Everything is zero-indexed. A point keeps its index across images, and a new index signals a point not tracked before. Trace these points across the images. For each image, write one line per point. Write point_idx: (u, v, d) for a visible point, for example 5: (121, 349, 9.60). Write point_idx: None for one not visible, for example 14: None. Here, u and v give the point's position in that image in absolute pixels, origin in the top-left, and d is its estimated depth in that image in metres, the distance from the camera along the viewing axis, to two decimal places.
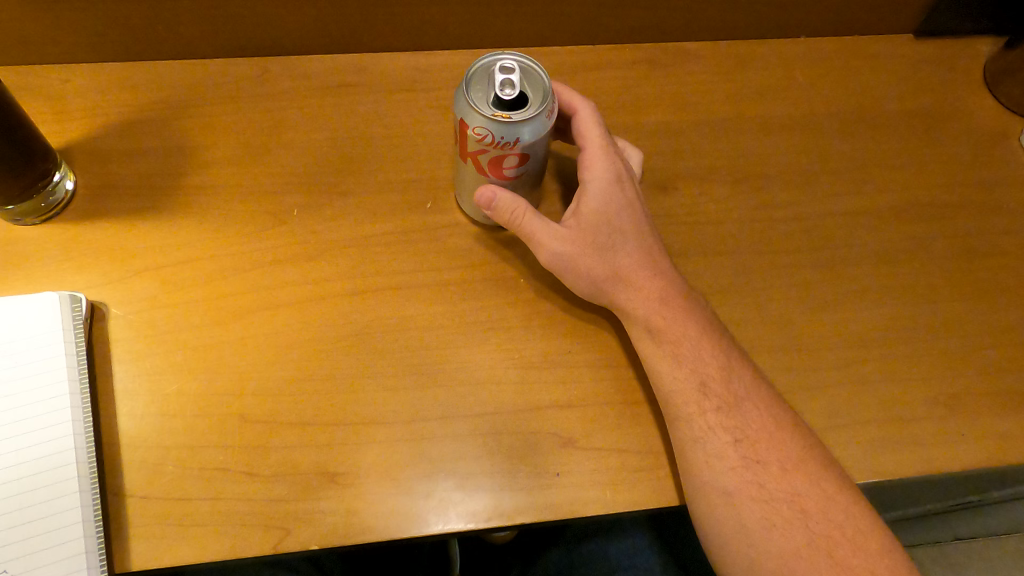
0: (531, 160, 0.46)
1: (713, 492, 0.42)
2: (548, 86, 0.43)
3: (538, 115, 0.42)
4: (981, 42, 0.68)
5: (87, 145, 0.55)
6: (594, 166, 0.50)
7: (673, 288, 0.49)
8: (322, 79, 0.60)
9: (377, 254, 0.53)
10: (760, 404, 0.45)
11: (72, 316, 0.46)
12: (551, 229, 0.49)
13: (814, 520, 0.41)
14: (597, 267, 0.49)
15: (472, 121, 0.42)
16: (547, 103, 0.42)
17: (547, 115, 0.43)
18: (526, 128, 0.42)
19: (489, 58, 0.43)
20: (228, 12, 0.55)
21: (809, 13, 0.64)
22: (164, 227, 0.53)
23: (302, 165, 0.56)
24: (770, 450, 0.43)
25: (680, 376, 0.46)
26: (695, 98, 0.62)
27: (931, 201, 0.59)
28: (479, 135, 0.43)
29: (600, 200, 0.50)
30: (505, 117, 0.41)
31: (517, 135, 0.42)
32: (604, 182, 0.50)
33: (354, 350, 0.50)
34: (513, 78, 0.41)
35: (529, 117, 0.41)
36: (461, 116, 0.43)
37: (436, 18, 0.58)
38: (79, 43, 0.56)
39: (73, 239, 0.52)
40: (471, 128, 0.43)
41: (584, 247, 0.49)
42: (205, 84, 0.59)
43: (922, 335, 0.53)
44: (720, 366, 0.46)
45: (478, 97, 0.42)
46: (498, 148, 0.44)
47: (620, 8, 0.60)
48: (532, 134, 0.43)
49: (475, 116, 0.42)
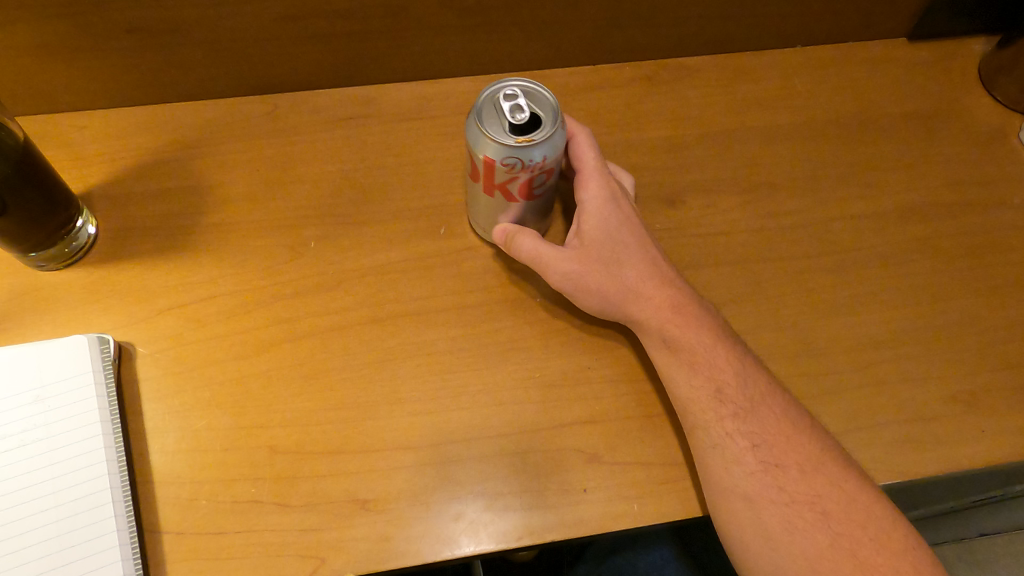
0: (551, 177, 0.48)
1: (734, 497, 0.43)
2: (554, 102, 0.44)
3: (554, 131, 0.43)
4: (974, 42, 0.69)
5: (106, 189, 0.56)
6: (589, 184, 0.51)
7: (682, 297, 0.49)
8: (331, 112, 0.61)
9: (394, 281, 0.54)
10: (777, 407, 0.45)
11: (101, 358, 0.47)
12: (556, 250, 0.50)
13: (837, 520, 0.41)
14: (604, 283, 0.50)
15: (496, 155, 0.43)
16: (559, 117, 0.44)
17: (563, 129, 0.44)
18: (545, 148, 0.43)
19: (491, 90, 0.44)
20: (237, 53, 0.57)
21: (803, 23, 0.65)
22: (184, 264, 0.54)
23: (316, 197, 0.57)
24: (789, 452, 0.44)
25: (695, 385, 0.46)
26: (697, 111, 0.63)
27: (936, 201, 0.60)
28: (507, 165, 0.44)
29: (600, 216, 0.51)
30: (530, 142, 0.42)
31: (542, 155, 0.44)
32: (601, 200, 0.51)
33: (377, 376, 0.50)
34: (520, 103, 0.43)
35: (548, 135, 0.43)
36: (482, 153, 0.44)
37: (439, 47, 0.60)
38: (93, 90, 0.57)
39: (97, 282, 0.53)
40: (497, 161, 0.44)
41: (589, 263, 0.50)
42: (218, 123, 0.60)
43: (935, 334, 0.54)
44: (734, 372, 0.46)
45: (495, 129, 0.43)
46: (525, 172, 0.45)
47: (618, 28, 0.61)
48: (555, 150, 0.44)
49: (499, 149, 0.43)
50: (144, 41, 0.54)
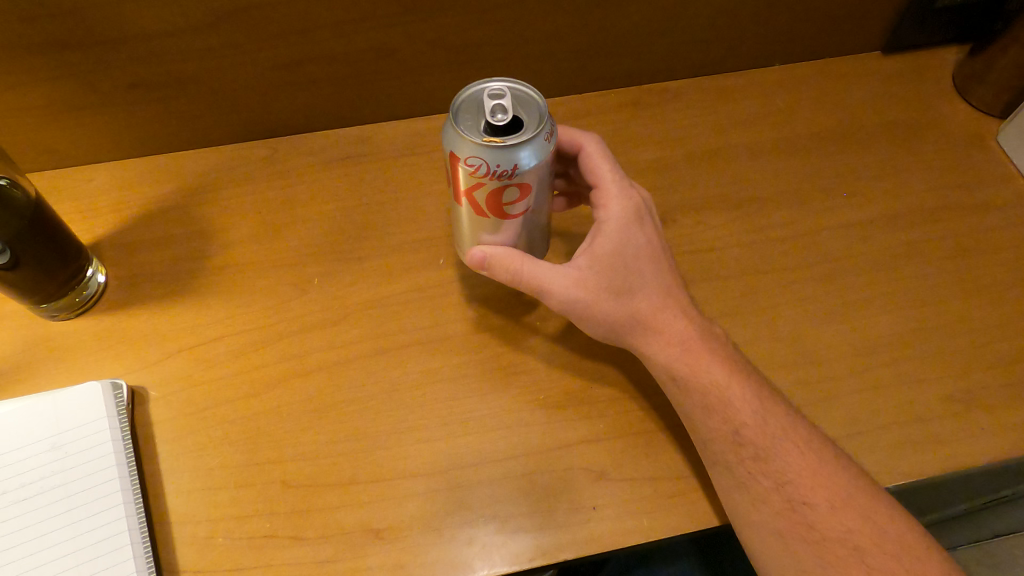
0: (529, 196, 0.46)
1: (764, 534, 0.43)
2: (542, 114, 0.43)
3: (537, 139, 0.42)
4: (947, 52, 0.71)
5: (114, 239, 0.58)
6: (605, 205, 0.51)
7: (700, 330, 0.49)
8: (329, 153, 0.63)
9: (397, 313, 0.56)
10: (801, 441, 0.45)
11: (115, 403, 0.49)
12: (566, 276, 0.49)
13: (873, 554, 0.41)
14: (608, 305, 0.49)
15: (464, 152, 0.42)
16: (542, 129, 0.42)
17: (543, 141, 0.43)
18: (520, 154, 0.42)
19: (478, 88, 0.43)
20: (235, 101, 0.59)
21: (778, 43, 0.67)
22: (192, 308, 0.55)
23: (317, 236, 0.59)
24: (817, 487, 0.43)
25: (717, 418, 0.46)
26: (682, 133, 0.65)
27: (920, 207, 0.62)
28: (474, 166, 0.43)
29: (616, 241, 0.50)
30: (499, 143, 0.41)
31: (513, 162, 0.42)
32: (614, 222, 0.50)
33: (385, 407, 0.51)
34: (504, 104, 0.42)
35: (523, 142, 0.41)
36: (452, 149, 0.43)
37: (429, 85, 0.62)
38: (98, 144, 0.60)
39: (108, 329, 0.54)
40: (464, 160, 0.43)
41: (602, 291, 0.49)
42: (220, 169, 0.62)
43: (927, 336, 0.55)
44: (752, 407, 0.46)
45: (468, 127, 0.42)
46: (494, 179, 0.43)
47: (600, 57, 0.64)
48: (528, 160, 0.42)
49: (468, 146, 0.42)
50: (146, 95, 0.56)
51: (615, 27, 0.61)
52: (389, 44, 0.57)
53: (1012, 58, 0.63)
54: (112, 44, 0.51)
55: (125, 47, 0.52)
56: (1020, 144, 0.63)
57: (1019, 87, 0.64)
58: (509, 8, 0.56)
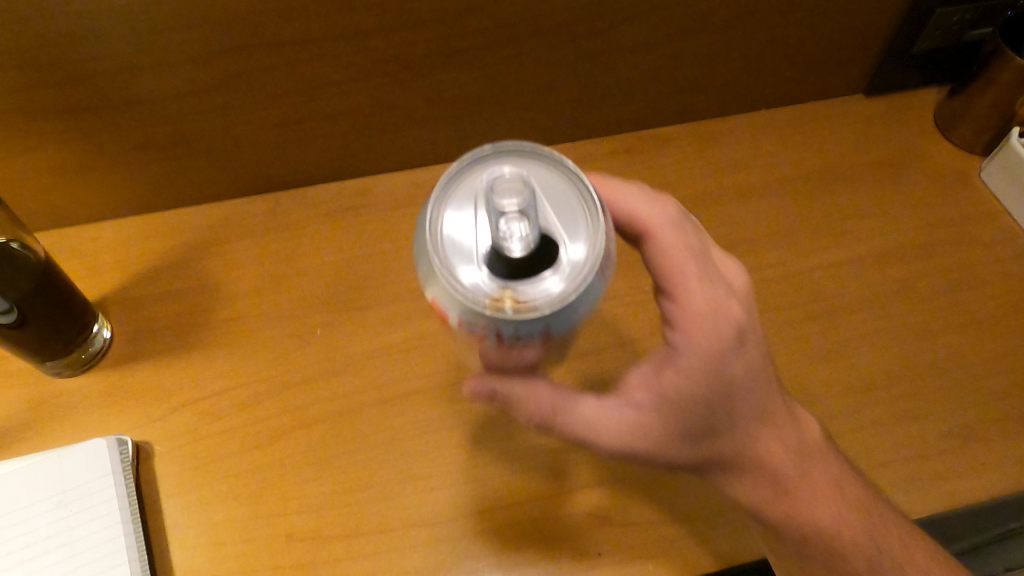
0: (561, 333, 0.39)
1: None
2: (565, 263, 0.35)
3: (570, 295, 0.35)
4: (929, 92, 0.73)
5: (120, 294, 0.59)
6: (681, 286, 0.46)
7: (774, 447, 0.46)
8: (331, 205, 0.65)
9: (399, 361, 0.56)
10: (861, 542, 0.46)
11: (120, 459, 0.49)
12: (618, 417, 0.44)
13: None
14: (670, 407, 0.44)
15: (464, 318, 0.36)
16: (565, 298, 0.35)
17: (566, 295, 0.35)
18: (536, 325, 0.35)
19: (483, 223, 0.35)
20: (238, 157, 0.60)
21: (765, 88, 0.70)
22: (197, 361, 0.56)
23: (319, 286, 0.60)
24: None
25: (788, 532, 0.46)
26: (675, 177, 0.67)
27: (909, 244, 0.63)
28: (476, 329, 0.36)
29: (688, 380, 0.44)
30: (508, 308, 0.34)
31: (527, 330, 0.35)
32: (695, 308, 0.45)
33: (389, 456, 0.52)
34: (514, 245, 0.34)
35: (540, 313, 0.35)
36: (439, 299, 0.36)
37: (426, 138, 0.64)
38: (106, 203, 0.61)
39: (114, 384, 0.55)
40: (463, 323, 0.36)
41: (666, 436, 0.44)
42: (224, 223, 0.63)
43: (923, 372, 0.56)
44: (822, 518, 0.46)
45: (469, 287, 0.35)
46: (502, 342, 0.37)
47: (593, 107, 0.66)
48: (548, 329, 0.36)
49: (468, 313, 0.35)
50: (152, 155, 0.58)
51: (605, 78, 0.63)
52: (388, 99, 0.59)
53: (989, 99, 0.65)
54: (121, 107, 0.53)
55: (133, 110, 0.54)
56: (1001, 180, 0.65)
57: (998, 125, 0.66)
58: (502, 64, 0.59)
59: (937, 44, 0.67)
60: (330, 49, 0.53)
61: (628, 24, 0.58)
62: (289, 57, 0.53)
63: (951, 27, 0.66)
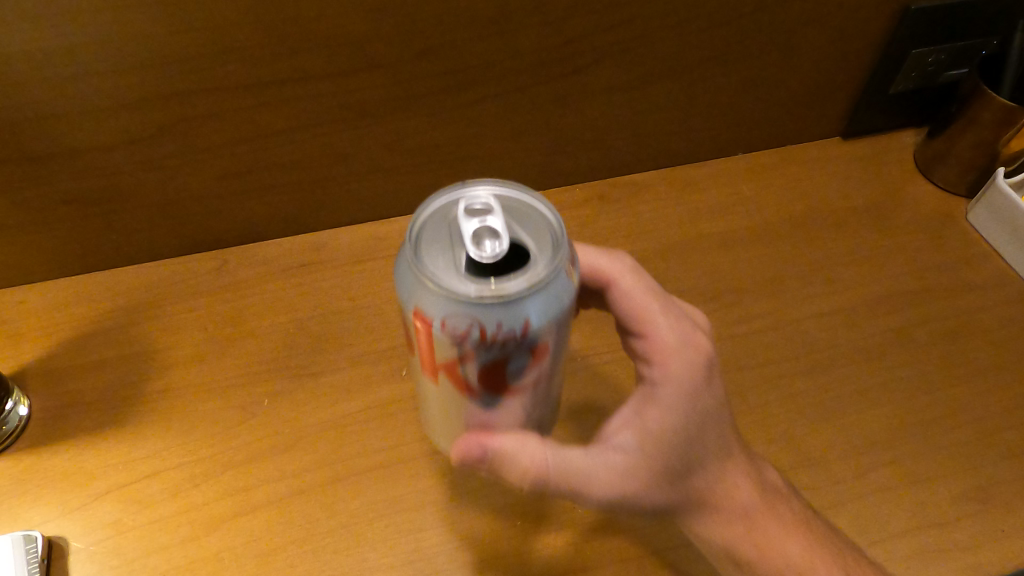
0: (541, 364, 0.37)
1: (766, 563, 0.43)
2: (548, 305, 0.34)
3: (545, 274, 0.34)
4: (905, 135, 0.72)
5: (42, 366, 0.53)
6: (716, 476, 0.43)
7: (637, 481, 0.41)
8: (284, 260, 0.60)
9: (355, 433, 0.50)
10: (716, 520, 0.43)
11: (28, 562, 0.42)
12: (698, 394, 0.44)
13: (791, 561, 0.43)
14: (655, 446, 0.41)
15: (436, 316, 0.34)
16: (547, 272, 0.33)
17: (549, 293, 0.34)
18: (526, 312, 0.33)
19: (440, 214, 0.35)
20: (182, 211, 0.56)
21: (738, 132, 0.67)
22: (128, 436, 0.49)
23: (271, 348, 0.55)
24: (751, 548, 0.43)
25: (727, 537, 0.44)
26: (652, 225, 0.64)
27: (900, 290, 0.60)
28: (461, 333, 0.34)
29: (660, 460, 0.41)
30: (485, 286, 0.32)
31: (519, 315, 0.33)
32: (676, 448, 0.42)
33: (357, 537, 0.45)
34: (490, 235, 0.33)
35: (523, 290, 0.32)
36: (423, 313, 0.35)
37: (388, 188, 0.60)
38: (33, 263, 0.56)
39: (27, 467, 0.48)
40: (439, 326, 0.34)
41: (649, 457, 0.41)
42: (166, 282, 0.58)
43: (930, 425, 0.52)
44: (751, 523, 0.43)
45: (447, 264, 0.34)
46: (488, 348, 0.34)
47: (564, 153, 0.63)
48: (541, 315, 0.34)
49: (435, 297, 0.34)
50: (84, 210, 0.53)
51: (575, 123, 0.60)
52: (344, 147, 0.55)
53: (970, 139, 0.63)
54: (48, 159, 0.48)
55: (62, 162, 0.49)
56: (990, 222, 0.63)
57: (981, 167, 0.64)
58: (466, 109, 0.55)
59: (913, 85, 0.66)
60: (280, 94, 0.50)
61: (597, 67, 0.56)
62: (234, 100, 0.49)
63: (927, 68, 0.64)
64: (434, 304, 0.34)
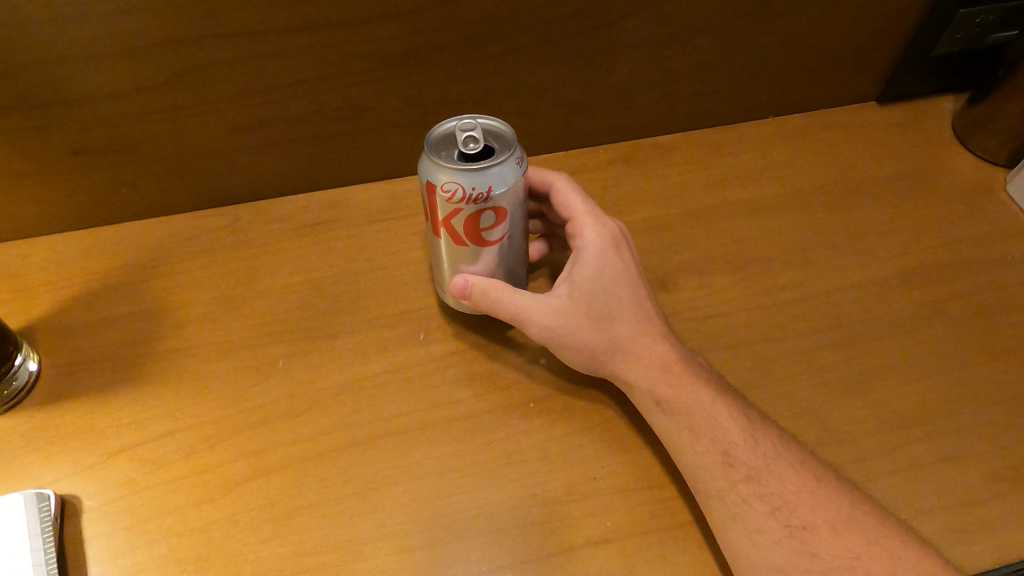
0: (507, 220, 0.44)
1: (759, 500, 0.39)
2: (513, 139, 0.43)
3: (503, 160, 0.41)
4: (943, 102, 0.69)
5: (51, 321, 0.51)
6: (634, 327, 0.46)
7: (561, 314, 0.46)
8: (298, 218, 0.58)
9: (371, 396, 0.49)
10: (687, 423, 0.43)
11: (40, 519, 0.41)
12: (631, 275, 0.48)
13: (808, 515, 0.38)
14: (577, 297, 0.46)
15: (439, 179, 0.41)
16: (515, 149, 0.42)
17: (517, 161, 0.42)
18: (498, 173, 0.41)
19: (449, 124, 0.43)
20: (193, 166, 0.54)
21: (769, 95, 0.65)
22: (140, 395, 0.48)
23: (284, 309, 0.53)
24: (750, 484, 0.40)
25: (700, 451, 0.42)
26: (678, 190, 0.62)
27: (933, 262, 0.58)
28: (449, 194, 0.41)
29: (598, 328, 0.46)
30: (471, 166, 0.40)
31: (489, 183, 0.41)
32: (595, 288, 0.46)
33: (371, 503, 0.44)
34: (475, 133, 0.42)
35: (498, 163, 0.41)
36: (427, 178, 0.42)
37: (406, 145, 0.58)
38: (41, 216, 0.54)
39: (37, 424, 0.47)
40: (439, 187, 0.41)
41: (577, 315, 0.46)
42: (177, 238, 0.56)
43: (962, 401, 0.50)
44: (741, 431, 0.42)
45: (442, 153, 0.42)
46: (470, 204, 0.42)
47: (590, 112, 0.60)
48: (503, 183, 0.42)
49: (442, 171, 0.41)
50: (92, 162, 0.51)
51: (602, 81, 0.57)
52: (360, 100, 0.52)
53: (1016, 106, 0.60)
54: (53, 107, 0.46)
55: (68, 108, 0.47)
56: None
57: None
58: (489, 64, 0.53)
59: (957, 47, 0.63)
60: (295, 40, 0.47)
61: (629, 21, 0.53)
62: (247, 46, 0.47)
63: (974, 29, 0.61)
64: (443, 177, 0.41)
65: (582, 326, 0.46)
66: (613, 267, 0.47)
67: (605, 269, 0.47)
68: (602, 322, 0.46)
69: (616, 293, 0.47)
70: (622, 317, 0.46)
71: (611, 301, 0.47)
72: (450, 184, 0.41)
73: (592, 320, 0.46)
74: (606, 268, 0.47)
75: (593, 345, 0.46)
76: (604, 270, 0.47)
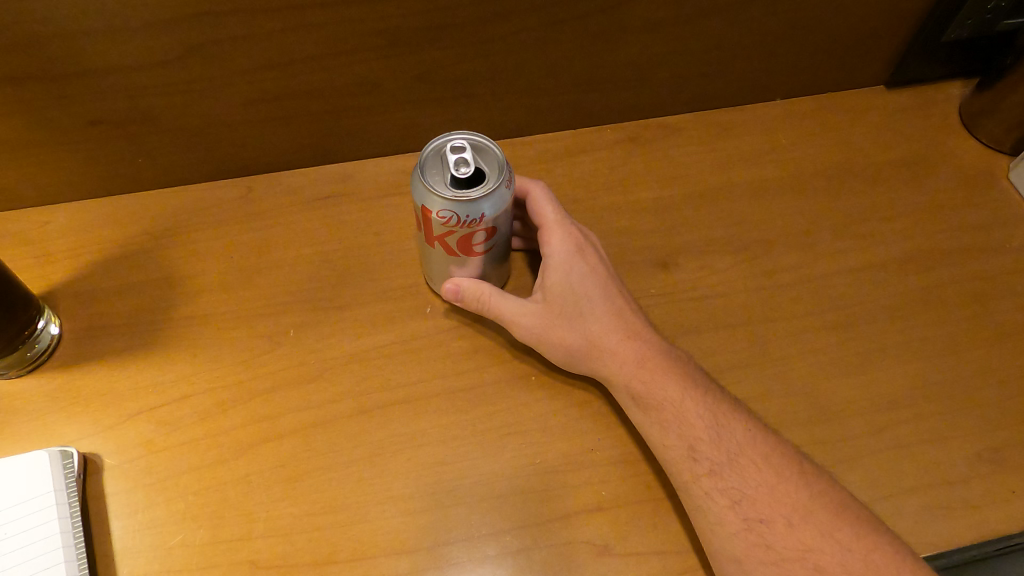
0: (496, 235, 0.46)
1: (719, 494, 0.41)
2: (503, 158, 0.43)
3: (495, 185, 0.42)
4: (952, 86, 0.69)
5: (71, 287, 0.53)
6: (606, 325, 0.47)
7: (536, 319, 0.48)
8: (309, 191, 0.59)
9: (379, 366, 0.51)
10: (655, 417, 0.45)
11: (65, 476, 0.44)
12: (598, 274, 0.49)
13: (765, 509, 0.40)
14: (549, 301, 0.48)
15: (433, 206, 0.42)
16: (505, 172, 0.43)
17: (507, 184, 0.43)
18: (488, 203, 0.42)
19: (439, 140, 0.43)
20: (207, 138, 0.55)
21: (777, 77, 0.65)
22: (156, 360, 0.50)
23: (295, 280, 0.55)
24: (714, 479, 0.42)
25: (669, 444, 0.44)
26: (683, 171, 0.62)
27: (932, 248, 0.59)
28: (444, 218, 0.43)
29: (571, 328, 0.48)
30: (464, 197, 0.41)
31: (481, 211, 0.42)
32: (564, 291, 0.48)
33: (377, 468, 0.46)
34: (465, 156, 0.42)
35: (489, 192, 0.41)
36: (421, 202, 0.43)
37: (415, 120, 0.58)
38: (60, 184, 0.55)
39: (60, 385, 0.49)
40: (434, 213, 0.43)
41: (551, 318, 0.48)
42: (191, 208, 0.58)
43: (950, 385, 0.52)
44: (708, 425, 0.43)
45: (435, 178, 0.42)
46: (464, 227, 0.43)
47: (598, 91, 0.61)
48: (494, 208, 0.43)
49: (435, 199, 0.42)
50: (109, 133, 0.52)
51: (610, 62, 0.58)
52: (371, 76, 0.53)
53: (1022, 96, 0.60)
54: (72, 79, 0.47)
55: (86, 81, 0.48)
56: None
57: None
58: (499, 43, 0.53)
59: (968, 34, 0.62)
60: (307, 18, 0.48)
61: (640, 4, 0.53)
62: (260, 24, 0.47)
63: (986, 16, 0.60)
64: (437, 205, 0.42)
65: (557, 329, 0.48)
66: (579, 267, 0.48)
67: (571, 270, 0.48)
68: (574, 322, 0.48)
69: (584, 292, 0.48)
70: (592, 316, 0.47)
71: (580, 302, 0.48)
72: (444, 211, 0.42)
73: (565, 322, 0.48)
74: (573, 270, 0.48)
75: (568, 346, 0.48)
76: (572, 271, 0.48)
